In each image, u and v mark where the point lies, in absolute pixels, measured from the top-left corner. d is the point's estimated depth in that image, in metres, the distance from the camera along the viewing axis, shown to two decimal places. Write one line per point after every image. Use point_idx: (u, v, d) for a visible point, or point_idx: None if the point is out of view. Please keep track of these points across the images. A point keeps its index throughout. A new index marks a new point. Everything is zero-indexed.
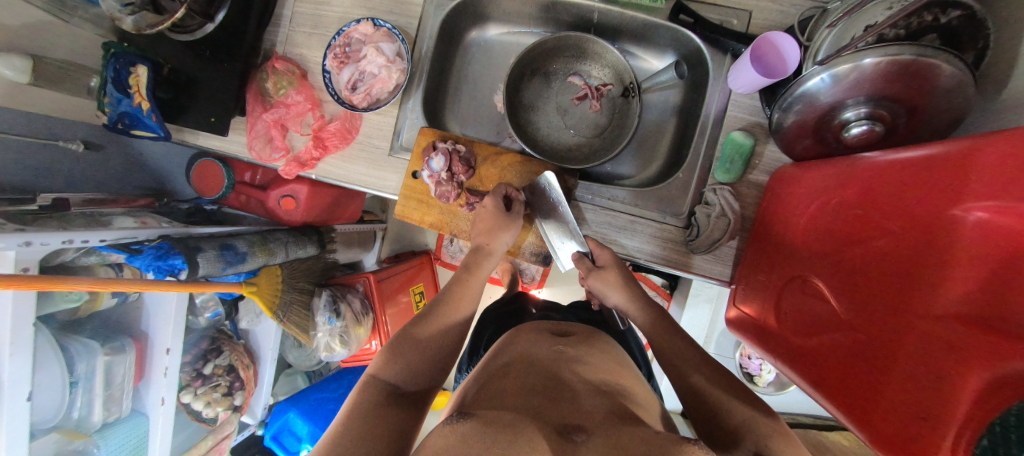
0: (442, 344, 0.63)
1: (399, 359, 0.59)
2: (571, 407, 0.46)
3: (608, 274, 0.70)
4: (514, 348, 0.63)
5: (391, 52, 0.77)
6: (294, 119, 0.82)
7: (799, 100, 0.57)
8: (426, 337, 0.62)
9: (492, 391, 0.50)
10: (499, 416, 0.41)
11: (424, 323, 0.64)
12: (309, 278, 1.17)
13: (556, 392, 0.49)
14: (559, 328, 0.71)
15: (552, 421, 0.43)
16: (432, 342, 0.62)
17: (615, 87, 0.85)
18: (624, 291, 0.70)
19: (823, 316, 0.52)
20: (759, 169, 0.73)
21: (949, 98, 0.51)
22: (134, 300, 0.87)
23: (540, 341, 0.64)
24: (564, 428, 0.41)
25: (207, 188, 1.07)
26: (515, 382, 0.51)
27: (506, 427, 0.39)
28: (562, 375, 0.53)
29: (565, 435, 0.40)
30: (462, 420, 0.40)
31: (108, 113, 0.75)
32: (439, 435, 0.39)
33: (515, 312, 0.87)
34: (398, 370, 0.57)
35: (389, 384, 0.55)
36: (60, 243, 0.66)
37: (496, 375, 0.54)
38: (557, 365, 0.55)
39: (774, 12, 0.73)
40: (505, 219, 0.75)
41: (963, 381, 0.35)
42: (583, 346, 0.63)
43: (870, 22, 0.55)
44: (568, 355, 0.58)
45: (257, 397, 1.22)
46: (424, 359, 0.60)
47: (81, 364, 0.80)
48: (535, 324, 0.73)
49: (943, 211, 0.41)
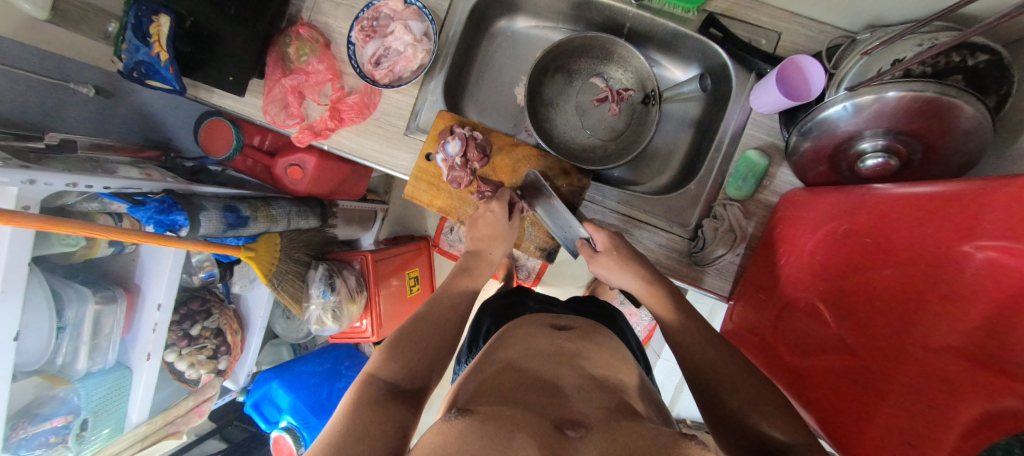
0: (439, 338, 0.63)
1: (398, 358, 0.58)
2: (567, 404, 0.46)
3: (604, 259, 0.70)
4: (513, 342, 0.63)
5: (419, 31, 0.77)
6: (313, 87, 0.81)
7: (818, 126, 0.58)
8: (422, 332, 0.63)
9: (490, 386, 0.50)
10: (497, 412, 0.42)
11: (421, 322, 0.64)
12: (307, 250, 1.16)
13: (551, 388, 0.49)
14: (559, 322, 0.72)
15: (554, 417, 0.43)
16: (430, 339, 0.62)
17: (636, 92, 0.85)
18: (627, 273, 0.69)
19: (821, 340, 0.53)
20: (770, 190, 0.74)
21: (967, 140, 0.52)
22: (131, 252, 0.86)
23: (540, 334, 0.65)
24: (563, 423, 0.42)
25: (214, 148, 1.06)
26: (510, 378, 0.51)
27: (505, 423, 0.39)
28: (559, 372, 0.53)
29: (562, 429, 0.40)
30: (462, 417, 0.40)
31: (125, 59, 0.74)
32: (437, 433, 0.40)
33: (513, 305, 0.87)
34: (395, 369, 0.57)
35: (386, 382, 0.55)
36: (64, 185, 0.65)
37: (495, 370, 0.54)
38: (558, 362, 0.55)
39: (803, 36, 0.74)
40: (507, 230, 0.78)
41: (957, 413, 0.35)
42: (582, 340, 0.64)
43: (899, 56, 0.57)
44: (569, 350, 0.60)
45: (242, 363, 1.21)
46: (421, 353, 0.60)
47: (71, 311, 0.79)
48: (536, 316, 0.74)
49: (953, 247, 0.41)
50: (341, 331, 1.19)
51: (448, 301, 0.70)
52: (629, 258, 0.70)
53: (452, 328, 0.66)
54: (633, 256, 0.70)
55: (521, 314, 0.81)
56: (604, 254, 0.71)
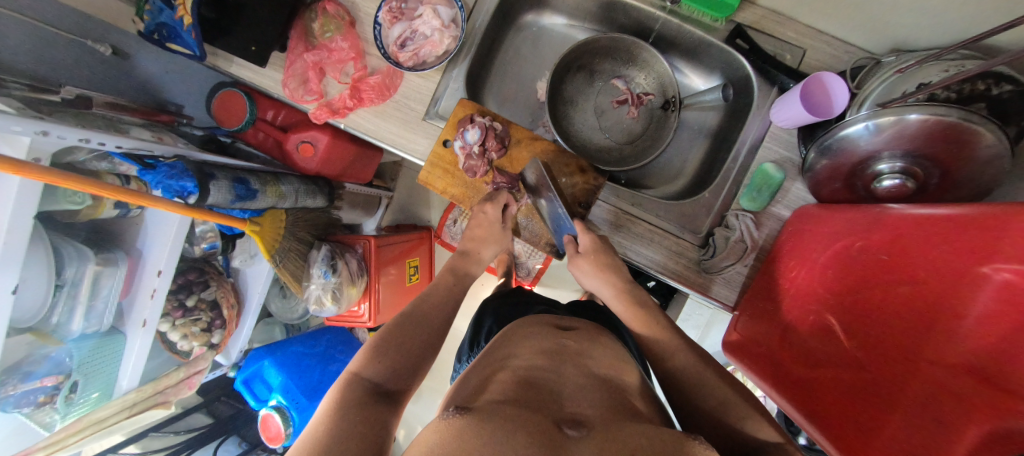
0: (425, 334, 0.64)
1: (381, 357, 0.58)
2: (565, 404, 0.45)
3: (583, 261, 0.72)
4: (517, 340, 0.64)
5: (447, 17, 0.77)
6: (334, 64, 0.81)
7: (837, 143, 0.58)
8: (404, 330, 0.63)
9: (493, 383, 0.50)
10: (500, 410, 0.41)
11: (406, 321, 0.64)
12: (310, 230, 1.16)
13: (552, 386, 0.49)
14: (565, 322, 0.72)
15: (555, 415, 0.42)
16: (416, 330, 0.63)
17: (656, 97, 0.85)
18: (603, 278, 0.71)
19: (828, 353, 0.53)
20: (783, 204, 0.74)
21: (984, 167, 0.53)
22: (134, 216, 0.85)
23: (545, 333, 0.65)
24: (563, 421, 0.41)
25: (226, 119, 1.05)
26: (514, 377, 0.51)
27: (506, 422, 0.39)
28: (563, 370, 0.53)
29: (562, 428, 0.40)
30: (463, 413, 0.40)
31: (148, 21, 0.75)
32: (435, 430, 0.39)
33: (517, 302, 0.87)
34: (380, 369, 0.57)
35: (371, 382, 0.55)
36: (76, 140, 0.64)
37: (500, 370, 0.54)
38: (563, 360, 0.56)
39: (827, 55, 0.75)
40: (499, 233, 0.80)
41: (964, 431, 0.36)
42: (587, 340, 0.65)
43: (924, 81, 0.58)
44: (572, 349, 0.60)
45: (236, 339, 1.19)
46: (405, 352, 0.60)
47: (70, 269, 0.77)
48: (539, 315, 0.74)
49: (969, 268, 0.41)
50: (339, 313, 1.18)
51: (437, 303, 0.69)
52: (604, 264, 0.71)
53: (437, 326, 0.66)
54: (611, 263, 0.71)
55: (524, 313, 0.80)
56: (582, 257, 0.72)
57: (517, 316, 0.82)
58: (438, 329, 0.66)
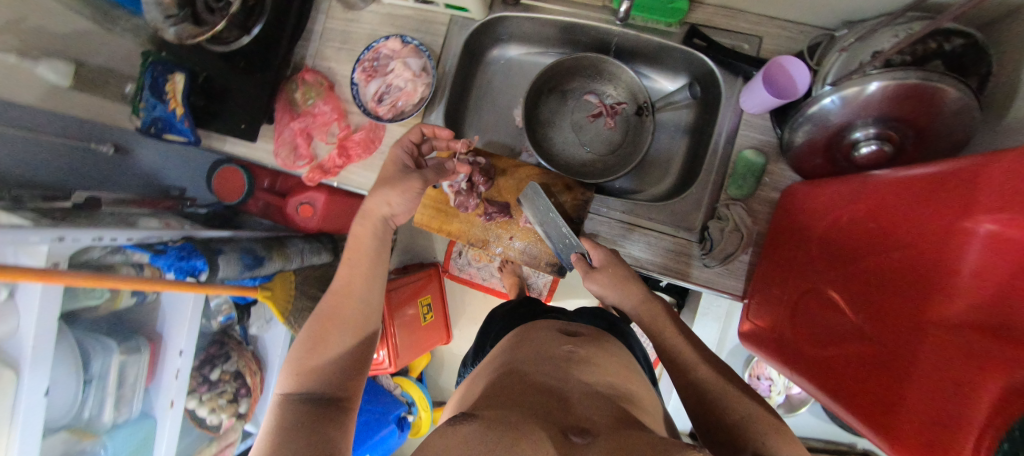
0: (348, 323, 0.60)
1: (315, 358, 0.56)
2: (573, 411, 0.47)
3: (603, 275, 0.68)
4: (519, 348, 0.65)
5: (417, 66, 0.81)
6: (320, 128, 0.85)
7: (810, 120, 0.60)
8: (326, 327, 0.59)
9: (499, 389, 0.52)
10: (505, 417, 0.43)
11: (324, 317, 0.60)
12: (320, 285, 1.16)
13: (560, 394, 0.50)
14: (570, 328, 0.73)
15: (562, 424, 0.44)
16: (343, 317, 0.60)
17: (629, 105, 0.88)
18: (621, 291, 0.67)
19: (840, 330, 0.53)
20: (770, 186, 0.76)
21: (955, 121, 0.53)
22: (151, 301, 0.88)
23: (550, 340, 0.66)
24: (571, 429, 0.43)
25: (226, 193, 1.10)
26: (517, 383, 0.53)
27: (510, 430, 0.40)
28: (571, 380, 0.54)
29: (568, 436, 0.41)
30: (467, 421, 0.41)
31: (143, 117, 0.79)
32: (439, 436, 0.40)
33: (522, 312, 0.87)
34: (313, 377, 0.55)
35: (305, 396, 0.53)
36: (89, 239, 0.68)
37: (506, 376, 0.55)
38: (566, 367, 0.56)
39: (783, 38, 0.77)
40: (398, 173, 0.69)
41: (979, 388, 0.35)
42: (592, 346, 0.65)
43: (877, 49, 0.58)
44: (578, 356, 0.60)
45: (263, 403, 1.19)
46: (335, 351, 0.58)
47: (97, 363, 0.81)
48: (547, 322, 0.75)
49: (955, 224, 0.42)
50: None
51: (354, 279, 0.64)
52: (627, 277, 0.67)
53: (360, 305, 0.62)
54: (632, 275, 0.68)
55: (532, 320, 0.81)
56: (601, 270, 0.69)
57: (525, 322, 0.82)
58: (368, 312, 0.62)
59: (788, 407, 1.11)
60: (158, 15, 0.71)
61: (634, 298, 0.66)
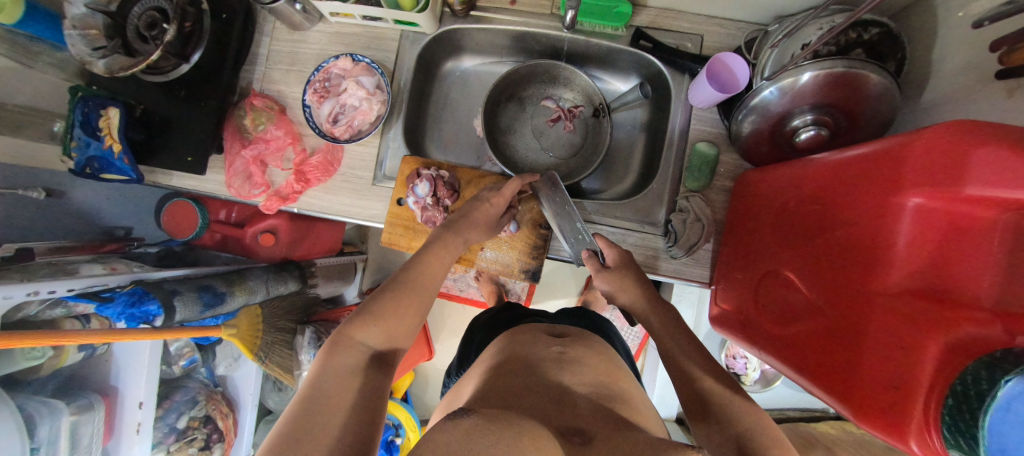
0: (419, 301, 0.60)
1: (377, 321, 0.55)
2: (571, 413, 0.49)
3: (618, 275, 0.70)
4: (509, 348, 0.65)
5: (371, 85, 0.80)
6: (274, 154, 0.82)
7: (753, 111, 0.63)
8: (398, 295, 0.59)
9: (493, 390, 0.52)
10: (505, 413, 0.43)
11: (399, 285, 0.60)
12: (290, 316, 1.12)
13: (559, 396, 0.51)
14: (556, 329, 0.74)
15: (556, 425, 0.46)
16: (410, 299, 0.59)
17: (586, 108, 0.90)
18: (634, 289, 0.68)
19: (798, 306, 0.56)
20: (724, 176, 0.79)
21: (880, 103, 0.58)
22: (102, 352, 0.82)
23: (537, 341, 0.66)
24: (566, 430, 0.45)
25: (178, 229, 1.05)
26: (513, 380, 0.54)
27: (511, 425, 0.41)
28: (563, 381, 0.55)
29: (567, 437, 0.43)
30: (466, 415, 0.42)
31: (75, 157, 0.72)
32: (438, 431, 0.40)
33: (503, 318, 0.87)
34: (376, 334, 0.54)
35: (367, 349, 0.52)
36: (24, 295, 0.63)
37: (496, 373, 0.56)
38: (555, 368, 0.57)
39: (722, 35, 0.81)
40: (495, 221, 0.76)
41: (923, 349, 0.38)
42: (578, 345, 0.66)
43: (806, 41, 0.62)
44: (567, 356, 0.61)
45: (237, 447, 1.12)
46: (401, 317, 0.57)
47: (43, 428, 0.73)
48: (532, 324, 0.75)
49: (886, 199, 0.45)
50: None
51: (432, 269, 0.64)
52: (638, 280, 0.69)
53: (429, 296, 0.62)
54: (641, 276, 0.70)
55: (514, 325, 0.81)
56: (615, 269, 0.70)
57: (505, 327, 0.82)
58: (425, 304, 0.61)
59: (764, 381, 1.16)
60: (84, 48, 0.67)
61: (614, 287, 0.69)
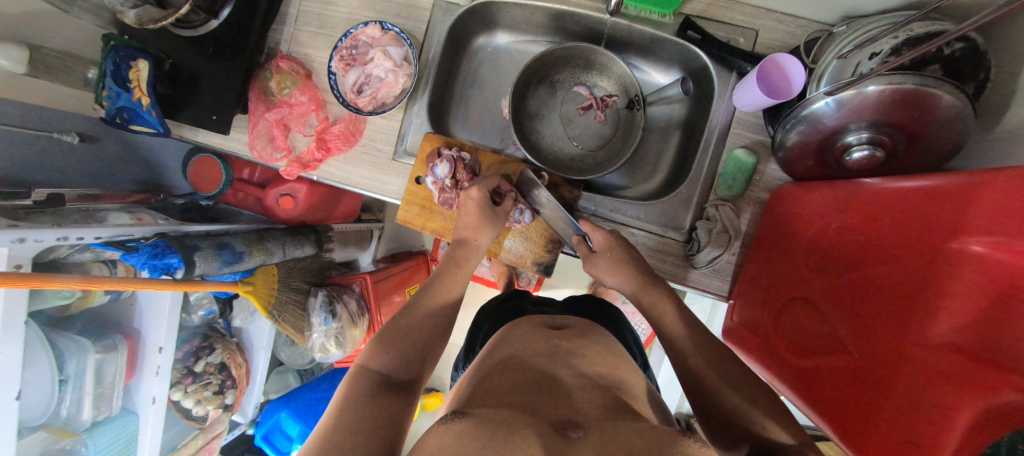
0: (430, 325, 0.63)
1: (389, 348, 0.57)
2: (571, 404, 0.48)
3: (599, 260, 0.70)
4: (505, 344, 0.65)
5: (398, 56, 0.77)
6: (297, 119, 0.82)
7: (803, 121, 0.58)
8: (409, 319, 0.62)
9: (486, 387, 0.53)
10: (497, 413, 0.44)
11: (409, 312, 0.63)
12: (305, 277, 1.15)
13: (553, 389, 0.51)
14: (556, 321, 0.73)
15: (553, 418, 0.45)
16: (420, 322, 0.62)
17: (620, 98, 0.85)
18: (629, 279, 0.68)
19: (822, 339, 0.53)
20: (759, 186, 0.75)
21: (949, 128, 0.51)
22: (126, 297, 0.86)
23: (536, 334, 0.66)
24: (560, 424, 0.44)
25: (204, 183, 1.07)
26: (512, 375, 0.55)
27: (502, 424, 0.42)
28: (557, 372, 0.55)
29: (561, 431, 0.42)
30: (457, 419, 0.43)
31: (107, 106, 0.74)
32: (435, 436, 0.41)
33: (510, 307, 0.87)
34: (386, 358, 0.56)
35: (379, 373, 0.54)
36: (54, 240, 0.65)
37: (496, 369, 0.57)
38: (557, 362, 0.57)
39: (780, 32, 0.75)
40: (494, 215, 0.75)
41: (957, 411, 0.35)
42: (579, 338, 0.65)
43: (876, 50, 0.56)
44: (564, 349, 0.61)
45: (248, 396, 1.21)
46: (414, 342, 0.60)
47: (71, 363, 0.79)
48: (533, 317, 0.75)
49: (942, 243, 0.42)
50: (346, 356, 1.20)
51: (442, 291, 0.69)
52: (638, 276, 0.67)
53: (443, 317, 0.65)
54: (625, 257, 0.69)
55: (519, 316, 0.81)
56: (599, 256, 0.71)
57: (513, 318, 0.82)
58: (437, 326, 0.64)
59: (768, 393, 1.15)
60: None
61: (634, 287, 0.67)
